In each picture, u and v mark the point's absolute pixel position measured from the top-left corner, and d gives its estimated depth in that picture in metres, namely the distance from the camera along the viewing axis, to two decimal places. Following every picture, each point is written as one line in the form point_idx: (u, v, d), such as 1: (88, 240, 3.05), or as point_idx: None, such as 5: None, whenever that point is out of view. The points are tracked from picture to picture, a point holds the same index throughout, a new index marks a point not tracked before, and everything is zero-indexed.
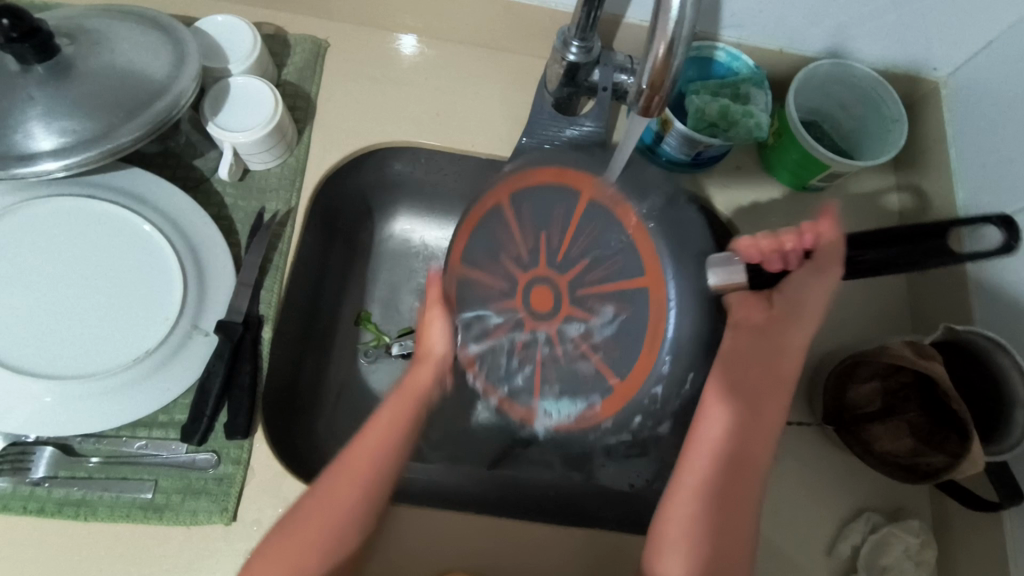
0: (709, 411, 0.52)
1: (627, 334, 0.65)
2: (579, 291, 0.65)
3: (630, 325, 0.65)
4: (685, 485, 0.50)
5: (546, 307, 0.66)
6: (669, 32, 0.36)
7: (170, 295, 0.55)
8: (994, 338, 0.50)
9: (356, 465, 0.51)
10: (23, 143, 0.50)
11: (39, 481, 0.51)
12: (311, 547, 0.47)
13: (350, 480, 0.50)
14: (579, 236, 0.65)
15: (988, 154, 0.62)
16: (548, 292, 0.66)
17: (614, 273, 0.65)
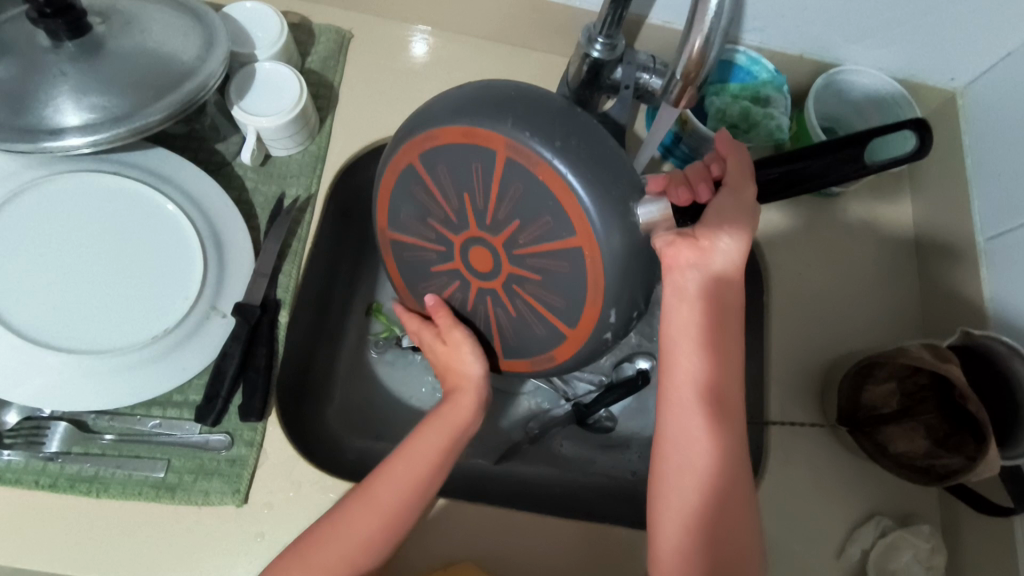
0: (677, 414, 0.48)
1: (570, 284, 0.47)
2: (517, 251, 0.48)
3: (575, 275, 0.46)
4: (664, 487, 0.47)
5: (485, 270, 0.50)
6: (707, 25, 0.36)
7: (189, 275, 0.55)
8: (1010, 342, 0.51)
9: (392, 483, 0.49)
10: (51, 118, 0.50)
11: (53, 456, 0.51)
12: (350, 563, 0.47)
13: (389, 497, 0.49)
14: (511, 189, 0.45)
15: (1004, 162, 0.62)
16: (487, 254, 0.49)
17: (555, 226, 0.45)
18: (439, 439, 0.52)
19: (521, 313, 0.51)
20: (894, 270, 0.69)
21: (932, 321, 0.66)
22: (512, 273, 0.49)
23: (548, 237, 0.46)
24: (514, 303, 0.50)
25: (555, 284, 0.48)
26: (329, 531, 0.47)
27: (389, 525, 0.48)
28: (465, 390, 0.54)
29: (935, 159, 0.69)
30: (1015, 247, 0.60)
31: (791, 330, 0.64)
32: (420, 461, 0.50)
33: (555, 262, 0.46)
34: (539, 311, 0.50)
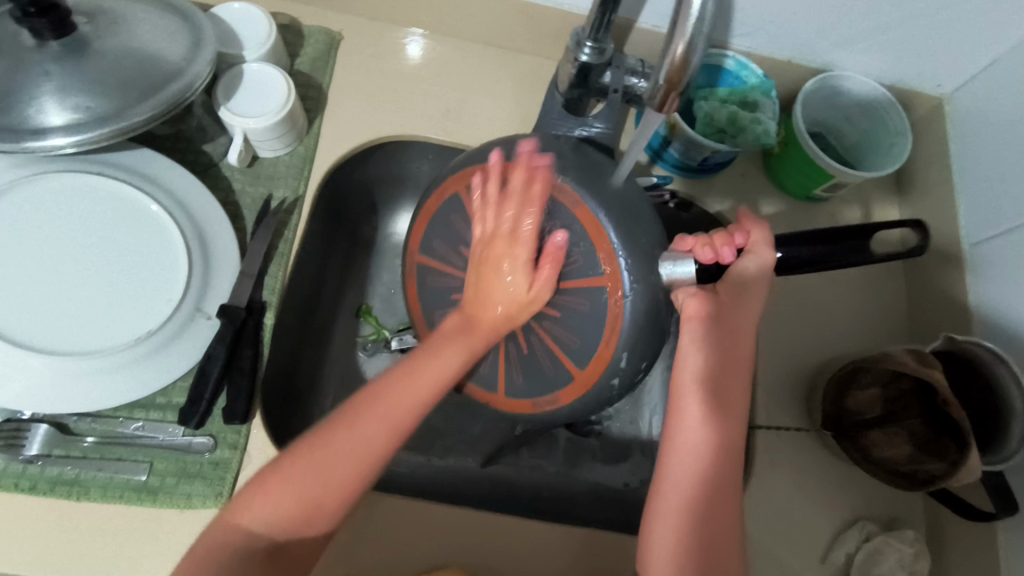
0: (685, 433, 0.47)
1: (587, 321, 0.50)
2: None
3: (594, 313, 0.49)
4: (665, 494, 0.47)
5: None
6: (688, 30, 0.36)
7: (174, 276, 0.55)
8: (993, 348, 0.51)
9: (405, 392, 0.47)
10: (35, 118, 0.50)
11: (33, 459, 0.50)
12: (348, 467, 0.44)
13: (407, 396, 0.47)
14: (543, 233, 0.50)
15: (990, 168, 0.63)
16: None
17: (583, 263, 0.49)
18: (460, 351, 0.50)
19: (533, 352, 0.53)
20: (880, 274, 0.69)
21: (918, 327, 0.67)
22: (533, 306, 0.53)
23: (572, 272, 0.50)
24: (529, 339, 0.54)
25: (569, 322, 0.51)
26: (333, 437, 0.45)
27: (393, 431, 0.46)
28: (499, 327, 0.52)
29: (922, 166, 0.70)
30: (1000, 252, 0.61)
31: (779, 334, 0.65)
32: (435, 372, 0.48)
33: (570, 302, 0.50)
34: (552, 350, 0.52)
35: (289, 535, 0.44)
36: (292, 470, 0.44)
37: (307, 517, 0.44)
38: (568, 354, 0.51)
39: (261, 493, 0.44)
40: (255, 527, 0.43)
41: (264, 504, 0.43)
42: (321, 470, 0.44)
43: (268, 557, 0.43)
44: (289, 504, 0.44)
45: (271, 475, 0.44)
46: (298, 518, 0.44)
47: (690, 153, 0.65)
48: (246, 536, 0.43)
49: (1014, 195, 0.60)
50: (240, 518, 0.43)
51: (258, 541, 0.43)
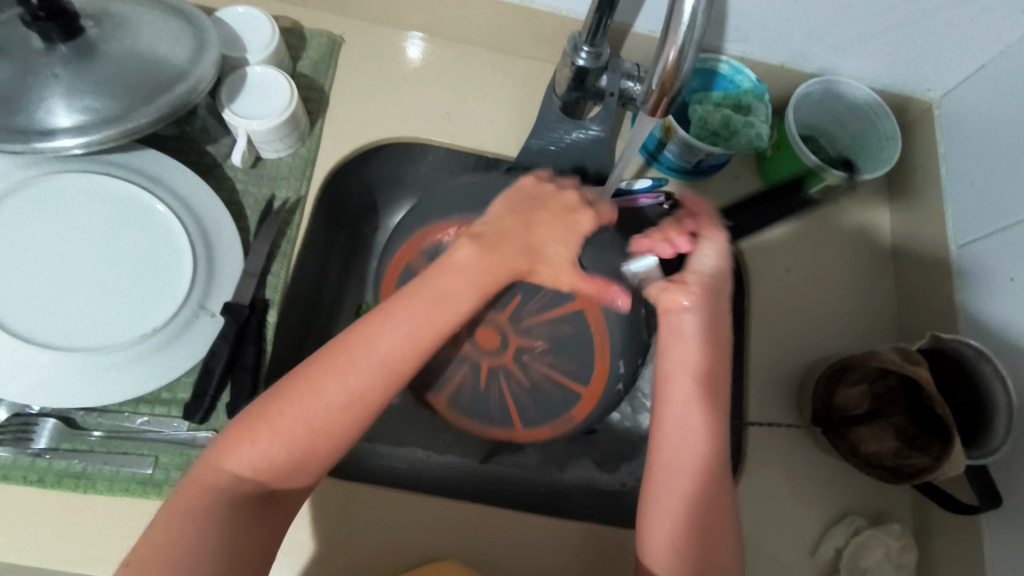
0: (681, 416, 0.49)
1: (575, 345, 0.63)
2: (525, 325, 0.64)
3: (580, 336, 0.62)
4: (664, 485, 0.48)
5: (495, 347, 0.65)
6: (680, 37, 0.38)
7: (179, 274, 0.56)
8: (977, 347, 0.53)
9: (400, 340, 0.46)
10: (43, 119, 0.51)
11: (41, 453, 0.52)
12: (343, 414, 0.44)
13: (400, 339, 0.46)
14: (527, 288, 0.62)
15: (978, 171, 0.64)
16: (493, 331, 0.64)
17: (561, 298, 0.62)
18: (466, 301, 0.49)
19: (534, 382, 0.65)
20: (870, 275, 0.71)
21: (907, 326, 0.68)
22: (518, 344, 0.64)
23: (547, 306, 0.63)
24: (527, 373, 0.65)
25: (558, 345, 0.63)
26: (325, 384, 0.44)
27: (388, 375, 0.45)
28: (512, 269, 0.51)
29: (911, 168, 0.71)
30: (986, 253, 0.62)
31: (770, 334, 0.66)
32: (436, 321, 0.47)
33: (556, 326, 0.63)
34: (549, 376, 0.64)
35: (276, 481, 0.43)
36: (282, 415, 0.43)
37: (295, 463, 0.43)
38: (567, 377, 0.64)
39: (248, 439, 0.43)
40: (240, 471, 0.42)
41: (251, 448, 0.43)
42: (317, 414, 0.43)
43: (254, 504, 0.42)
44: (276, 450, 0.43)
45: (263, 419, 0.43)
46: (293, 463, 0.43)
47: (685, 155, 0.66)
48: (230, 481, 0.42)
49: (1000, 197, 0.62)
50: (224, 462, 0.42)
51: (244, 487, 0.42)
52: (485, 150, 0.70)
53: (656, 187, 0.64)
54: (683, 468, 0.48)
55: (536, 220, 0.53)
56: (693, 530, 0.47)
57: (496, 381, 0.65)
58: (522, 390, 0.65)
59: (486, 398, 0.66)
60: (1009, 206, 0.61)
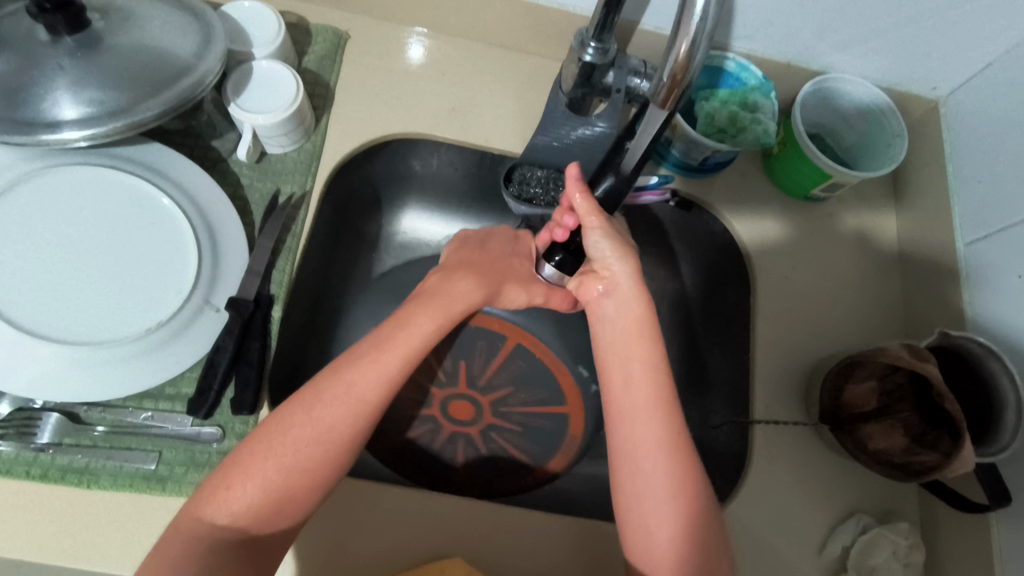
0: (637, 420, 0.48)
1: (531, 374, 0.72)
2: (482, 382, 0.71)
3: (530, 367, 0.72)
4: (643, 511, 0.46)
5: (468, 417, 0.70)
6: (693, 28, 0.37)
7: (184, 269, 0.56)
8: (986, 343, 0.53)
9: (370, 376, 0.47)
10: (49, 112, 0.50)
11: (44, 447, 0.51)
12: (322, 451, 0.44)
13: (375, 376, 0.47)
14: (473, 352, 0.71)
15: (985, 169, 0.64)
16: (466, 405, 0.70)
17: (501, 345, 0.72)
18: (434, 323, 0.51)
19: (523, 426, 0.70)
20: (876, 273, 0.71)
21: (914, 324, 0.68)
22: (485, 402, 0.70)
23: (489, 358, 0.71)
24: (509, 416, 0.70)
25: (519, 383, 0.71)
26: (295, 421, 0.44)
27: (361, 414, 0.46)
28: (467, 305, 0.54)
29: (918, 167, 0.71)
30: (994, 251, 0.62)
31: (777, 333, 0.66)
32: (400, 354, 0.48)
33: (508, 368, 0.71)
34: (532, 415, 0.70)
35: (258, 526, 0.42)
36: (256, 458, 0.43)
37: (275, 504, 0.43)
38: (542, 403, 0.71)
39: (226, 484, 0.42)
40: (220, 517, 0.41)
41: (229, 492, 0.42)
42: (295, 453, 0.43)
43: (238, 550, 0.41)
44: (255, 491, 0.42)
45: (237, 460, 0.43)
46: (271, 506, 0.42)
47: (692, 153, 0.66)
48: (210, 527, 0.41)
49: (1007, 194, 0.62)
50: (200, 512, 0.42)
51: (224, 534, 0.41)
52: (491, 146, 0.69)
53: (663, 184, 0.68)
54: (656, 486, 0.46)
55: (488, 243, 0.61)
56: (682, 549, 0.45)
57: (492, 441, 0.69)
58: (507, 431, 0.70)
59: (490, 453, 0.69)
60: (1017, 204, 0.61)
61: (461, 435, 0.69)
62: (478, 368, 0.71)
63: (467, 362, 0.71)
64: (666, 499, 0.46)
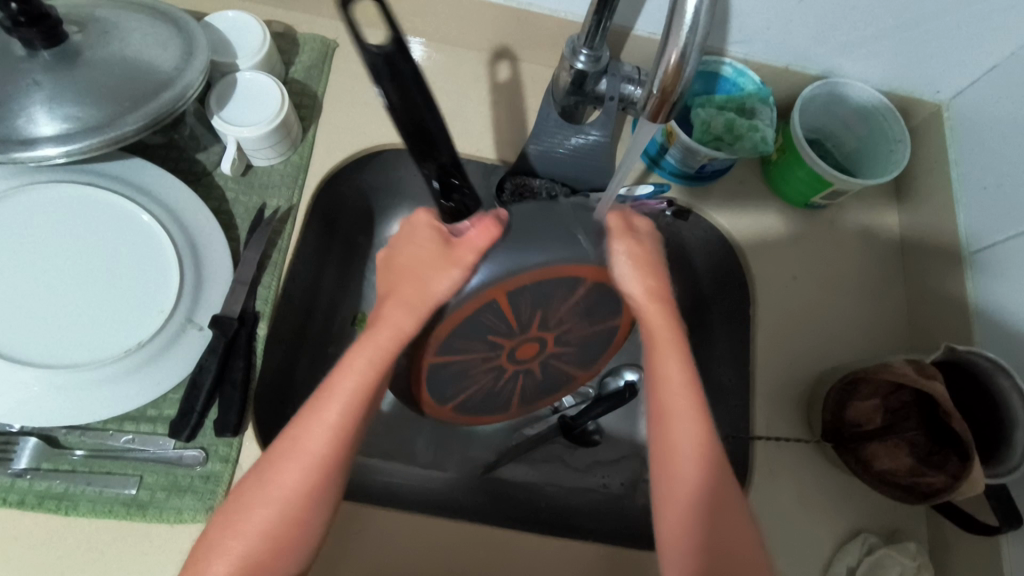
0: (665, 364, 0.47)
1: (546, 290, 0.47)
2: (530, 329, 0.51)
3: (544, 283, 0.46)
4: (668, 467, 0.45)
5: (530, 355, 0.54)
6: (682, 39, 0.35)
7: (165, 287, 0.54)
8: (995, 359, 0.51)
9: (313, 426, 0.43)
10: (24, 128, 0.49)
11: (21, 473, 0.50)
12: (287, 513, 0.42)
13: (321, 431, 0.43)
14: (483, 330, 0.49)
15: (990, 176, 0.62)
16: (530, 348, 0.53)
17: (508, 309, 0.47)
18: (367, 364, 0.44)
19: (580, 339, 0.54)
20: (880, 281, 0.69)
21: (919, 335, 0.66)
22: (539, 336, 0.52)
23: (510, 313, 0.48)
24: (563, 340, 0.53)
25: (544, 303, 0.48)
26: (248, 487, 0.43)
27: (321, 473, 0.43)
28: (394, 337, 0.45)
29: (920, 172, 0.69)
30: (1005, 258, 0.60)
31: (779, 345, 0.64)
32: (339, 405, 0.44)
33: (528, 306, 0.48)
34: (579, 311, 0.50)
35: None
36: (222, 528, 0.42)
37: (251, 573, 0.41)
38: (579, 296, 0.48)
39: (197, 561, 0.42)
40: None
41: (198, 566, 0.41)
42: (257, 521, 0.42)
43: None
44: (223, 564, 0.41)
45: (209, 533, 0.43)
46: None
47: (688, 161, 0.64)
48: None
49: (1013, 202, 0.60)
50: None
51: None
52: (482, 156, 0.68)
53: (658, 193, 0.65)
54: (680, 434, 0.45)
55: (395, 255, 0.47)
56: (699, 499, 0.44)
57: (554, 367, 0.57)
58: (570, 350, 0.55)
59: (554, 376, 0.59)
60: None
61: (528, 373, 0.57)
62: (507, 327, 0.49)
63: (478, 340, 0.50)
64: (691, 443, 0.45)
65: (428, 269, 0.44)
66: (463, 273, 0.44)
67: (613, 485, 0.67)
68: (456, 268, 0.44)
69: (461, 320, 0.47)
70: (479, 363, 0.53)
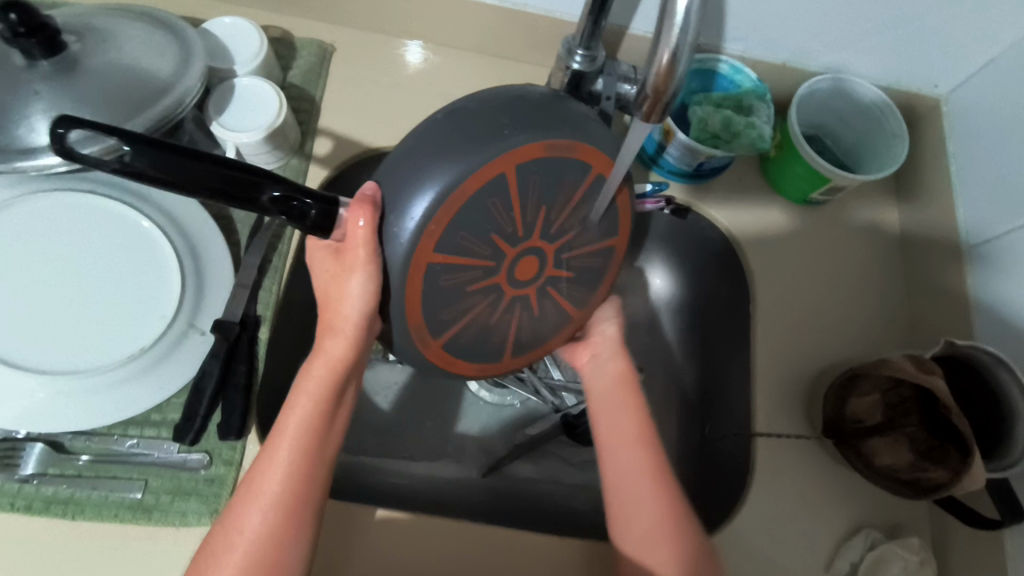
0: (620, 404, 0.54)
1: (480, 217, 0.41)
2: (516, 245, 0.44)
3: (480, 214, 0.41)
4: (627, 497, 0.50)
5: (530, 274, 0.46)
6: (673, 39, 0.35)
7: (166, 292, 0.55)
8: (995, 353, 0.51)
9: (269, 469, 0.45)
10: (25, 137, 0.49)
11: (28, 479, 0.50)
12: (281, 513, 0.44)
13: (306, 440, 0.46)
14: (453, 268, 0.42)
15: (990, 168, 0.62)
16: (534, 262, 0.46)
17: (462, 239, 0.41)
18: (313, 401, 0.46)
19: (575, 219, 0.46)
20: (881, 276, 0.69)
21: (919, 330, 0.66)
22: (533, 243, 0.45)
23: (462, 249, 0.42)
24: (557, 235, 0.46)
25: (491, 222, 0.42)
26: (249, 488, 0.45)
27: (300, 481, 0.45)
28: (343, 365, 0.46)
29: (919, 166, 0.69)
30: (1005, 252, 0.60)
31: (779, 342, 0.64)
32: (296, 442, 0.46)
33: (473, 238, 0.42)
34: (541, 193, 0.43)
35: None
36: (226, 531, 0.44)
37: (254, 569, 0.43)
38: (518, 194, 0.42)
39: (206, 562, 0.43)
40: None
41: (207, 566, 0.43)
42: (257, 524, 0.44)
43: None
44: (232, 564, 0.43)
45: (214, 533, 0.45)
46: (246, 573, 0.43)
47: (687, 159, 0.64)
48: None
49: (1014, 195, 0.60)
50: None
51: None
52: None
53: (656, 192, 0.65)
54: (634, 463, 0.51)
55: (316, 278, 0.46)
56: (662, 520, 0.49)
57: (571, 260, 0.48)
58: (571, 235, 0.47)
59: (578, 275, 0.50)
60: None
61: (553, 281, 0.48)
62: (479, 266, 0.43)
63: (467, 296, 0.44)
64: (645, 480, 0.50)
65: (338, 282, 0.43)
66: (368, 272, 0.41)
67: None
68: (358, 270, 0.41)
69: (417, 286, 0.42)
70: (483, 302, 0.46)
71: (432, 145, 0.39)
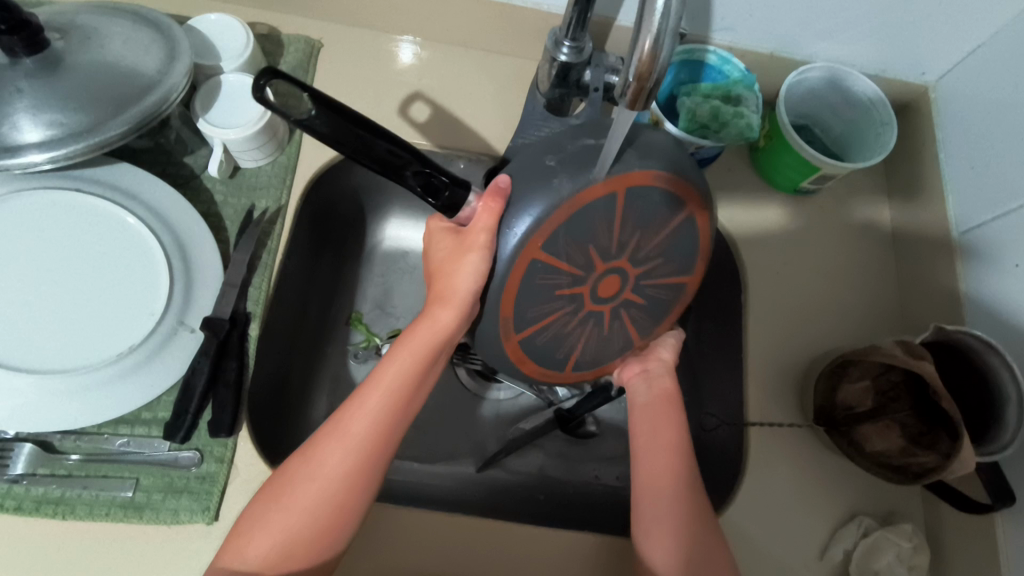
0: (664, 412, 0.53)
1: (582, 226, 0.41)
2: (604, 263, 0.43)
3: (586, 221, 0.41)
4: (650, 479, 0.51)
5: (611, 293, 0.45)
6: (654, 24, 0.34)
7: (155, 290, 0.55)
8: (983, 337, 0.51)
9: (336, 443, 0.46)
10: (9, 135, 0.49)
11: (18, 479, 0.50)
12: (333, 492, 0.45)
13: (383, 415, 0.47)
14: (541, 276, 0.43)
15: (979, 156, 0.62)
16: (615, 282, 0.45)
17: (558, 246, 0.41)
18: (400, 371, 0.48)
19: (663, 248, 0.45)
20: (874, 264, 0.69)
21: (909, 317, 0.66)
22: (622, 265, 0.44)
23: (556, 258, 0.42)
24: (644, 259, 0.45)
25: (591, 234, 0.42)
26: (306, 461, 0.45)
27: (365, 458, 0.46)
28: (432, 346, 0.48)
29: (909, 155, 0.70)
30: (993, 238, 0.60)
31: (770, 333, 0.64)
32: (374, 421, 0.46)
33: (573, 246, 0.41)
34: (637, 222, 0.42)
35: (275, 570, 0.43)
36: (271, 509, 0.44)
37: (288, 552, 0.43)
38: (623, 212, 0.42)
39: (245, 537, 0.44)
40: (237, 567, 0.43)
41: (240, 542, 0.44)
42: (306, 505, 0.44)
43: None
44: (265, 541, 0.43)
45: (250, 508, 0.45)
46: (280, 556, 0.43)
47: None
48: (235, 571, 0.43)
49: (1004, 180, 0.60)
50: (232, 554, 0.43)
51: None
52: (472, 152, 0.68)
53: None
54: (662, 462, 0.51)
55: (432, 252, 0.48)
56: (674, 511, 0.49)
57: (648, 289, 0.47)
58: (655, 263, 0.45)
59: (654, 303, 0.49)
60: (1014, 189, 0.58)
61: (628, 305, 0.47)
62: (569, 275, 0.43)
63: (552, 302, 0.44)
64: (665, 477, 0.50)
65: (452, 262, 0.44)
66: (485, 256, 0.43)
67: (606, 477, 0.67)
68: (473, 253, 0.42)
69: (515, 282, 0.43)
70: (563, 318, 0.45)
71: (552, 154, 0.41)
